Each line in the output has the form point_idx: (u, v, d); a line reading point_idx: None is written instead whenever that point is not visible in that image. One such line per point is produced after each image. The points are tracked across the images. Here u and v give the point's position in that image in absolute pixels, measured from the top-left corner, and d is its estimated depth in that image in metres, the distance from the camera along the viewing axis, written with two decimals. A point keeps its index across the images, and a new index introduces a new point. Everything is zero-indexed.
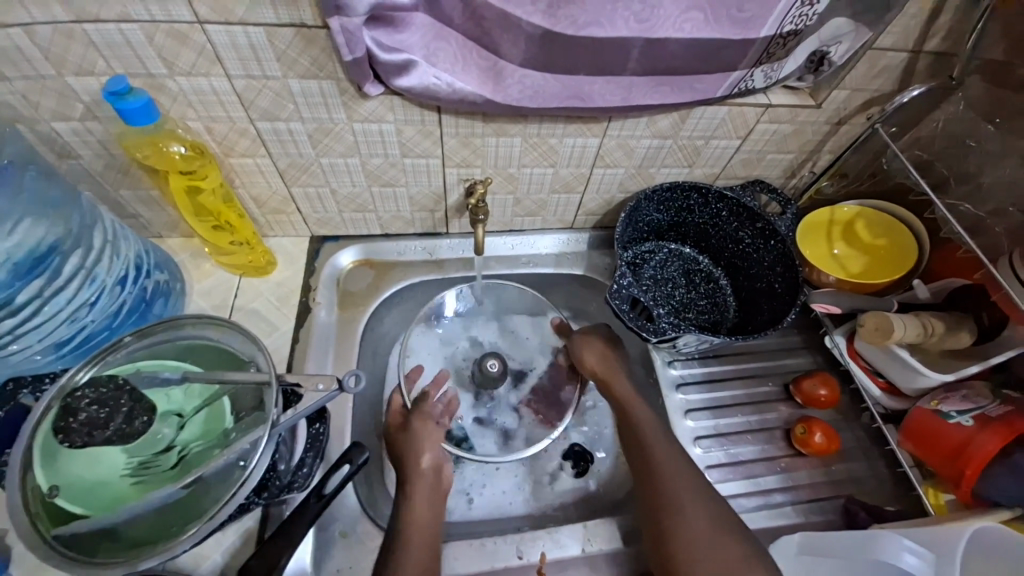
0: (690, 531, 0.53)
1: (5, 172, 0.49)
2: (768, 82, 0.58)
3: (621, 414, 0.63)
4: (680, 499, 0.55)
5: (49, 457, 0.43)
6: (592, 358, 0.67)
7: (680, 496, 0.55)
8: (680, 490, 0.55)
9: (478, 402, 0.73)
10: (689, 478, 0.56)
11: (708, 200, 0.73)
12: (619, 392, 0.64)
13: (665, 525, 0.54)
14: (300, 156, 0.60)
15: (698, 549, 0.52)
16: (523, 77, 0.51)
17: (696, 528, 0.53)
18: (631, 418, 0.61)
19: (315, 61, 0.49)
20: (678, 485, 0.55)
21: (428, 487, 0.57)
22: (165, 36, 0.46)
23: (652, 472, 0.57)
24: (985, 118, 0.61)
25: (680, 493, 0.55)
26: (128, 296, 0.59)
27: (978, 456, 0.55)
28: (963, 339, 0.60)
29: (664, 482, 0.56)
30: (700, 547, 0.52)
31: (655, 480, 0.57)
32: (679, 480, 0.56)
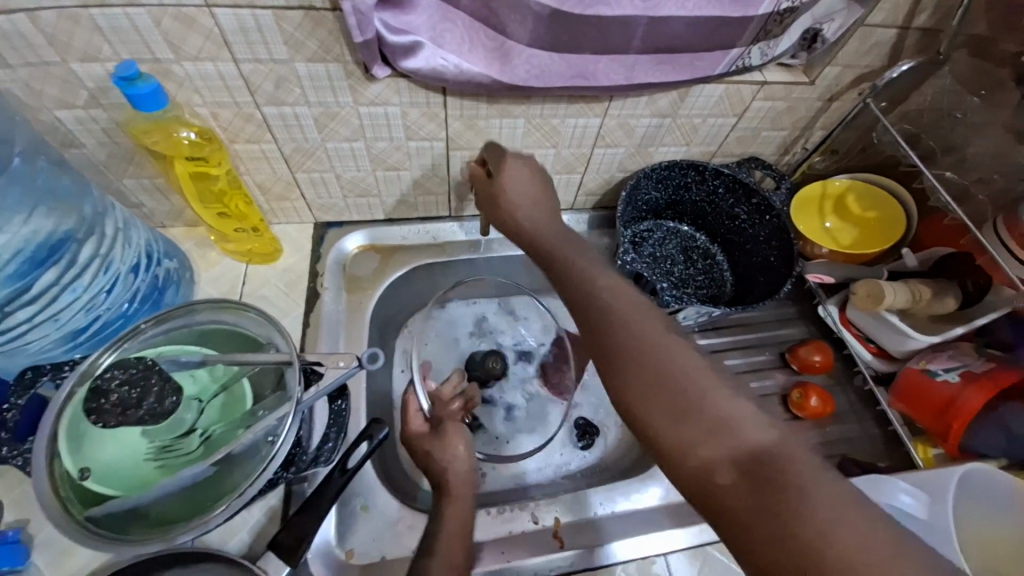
0: (642, 344, 0.41)
1: (18, 165, 0.50)
2: (764, 59, 0.60)
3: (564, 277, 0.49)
4: (640, 339, 0.41)
5: (77, 441, 0.45)
6: (525, 203, 0.56)
7: (645, 338, 0.41)
8: (645, 334, 0.41)
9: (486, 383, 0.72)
10: (656, 323, 0.42)
11: (705, 177, 0.75)
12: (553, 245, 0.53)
13: (623, 370, 0.40)
14: (305, 142, 0.61)
15: (656, 360, 0.39)
16: (530, 57, 0.52)
17: (666, 364, 0.39)
18: (567, 279, 0.48)
19: (322, 43, 0.50)
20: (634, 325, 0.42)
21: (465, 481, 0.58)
22: (172, 20, 0.46)
23: (601, 318, 0.43)
24: (971, 91, 0.64)
25: (642, 334, 0.41)
26: (141, 284, 0.60)
27: (964, 412, 0.59)
28: (948, 304, 0.63)
29: (605, 318, 0.43)
30: (657, 355, 0.40)
31: (605, 326, 0.43)
32: (637, 324, 0.42)
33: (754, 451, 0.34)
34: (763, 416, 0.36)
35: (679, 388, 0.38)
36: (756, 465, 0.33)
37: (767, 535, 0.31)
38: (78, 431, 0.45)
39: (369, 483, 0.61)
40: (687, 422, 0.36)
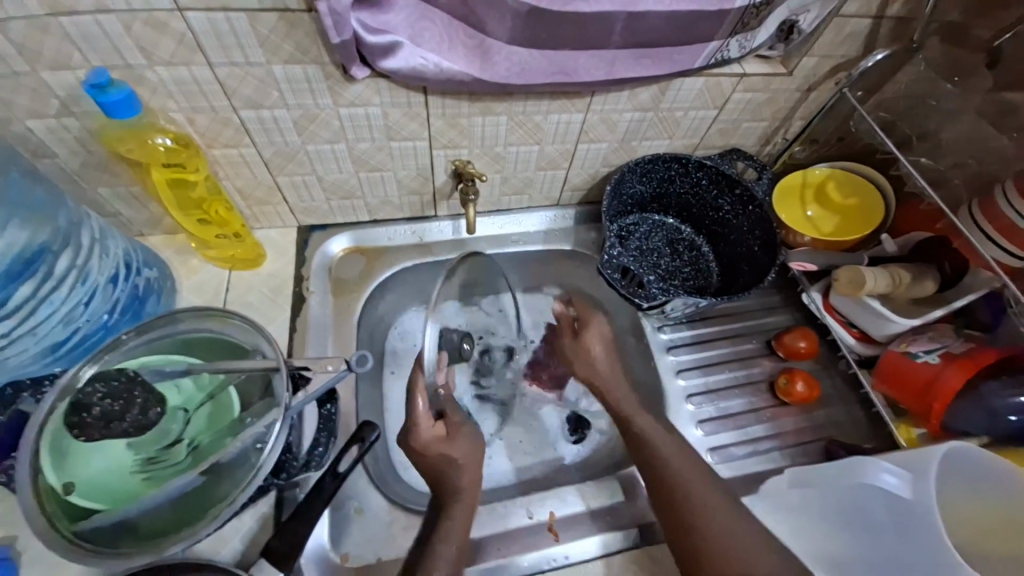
0: (713, 527, 0.52)
1: None
2: (743, 51, 0.60)
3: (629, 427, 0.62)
4: (710, 524, 0.53)
5: (60, 456, 0.44)
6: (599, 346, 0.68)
7: (702, 502, 0.54)
8: (701, 496, 0.54)
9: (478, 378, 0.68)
10: (715, 494, 0.55)
11: (688, 169, 0.75)
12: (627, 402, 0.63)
13: (704, 554, 0.52)
14: (285, 145, 0.60)
15: (728, 552, 0.51)
16: (510, 54, 0.51)
17: (729, 538, 0.52)
18: (637, 429, 0.61)
19: (299, 45, 0.49)
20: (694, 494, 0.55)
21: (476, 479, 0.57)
22: (143, 25, 0.45)
23: (673, 497, 0.55)
24: (944, 78, 0.65)
25: (700, 499, 0.54)
26: (120, 294, 0.58)
27: (944, 391, 0.60)
28: (926, 287, 0.65)
29: (677, 492, 0.55)
30: (729, 549, 0.51)
31: (667, 486, 0.56)
32: (698, 491, 0.55)
33: None
34: None
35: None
36: None
37: None
38: (60, 445, 0.44)
39: (363, 486, 0.61)
40: None
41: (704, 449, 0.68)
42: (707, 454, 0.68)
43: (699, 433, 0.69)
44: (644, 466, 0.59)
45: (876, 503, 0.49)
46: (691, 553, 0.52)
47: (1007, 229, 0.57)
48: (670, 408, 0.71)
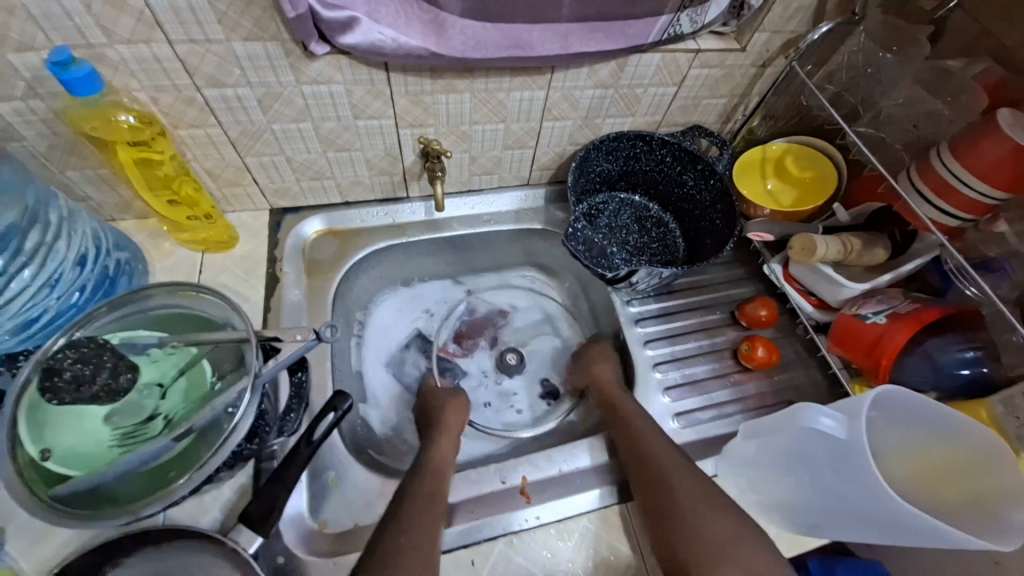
0: (654, 445, 0.60)
1: None
2: (695, 27, 0.62)
3: (618, 413, 0.65)
4: (654, 443, 0.60)
5: (37, 428, 0.46)
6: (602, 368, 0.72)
7: (640, 425, 0.63)
8: (644, 426, 0.62)
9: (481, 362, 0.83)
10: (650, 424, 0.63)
11: (652, 146, 0.78)
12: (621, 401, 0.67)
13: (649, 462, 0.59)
14: (250, 124, 0.61)
15: (667, 463, 0.58)
16: (465, 28, 0.53)
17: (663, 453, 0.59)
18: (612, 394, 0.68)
19: (257, 22, 0.50)
20: (658, 457, 0.59)
21: (444, 459, 0.61)
22: (101, 3, 0.46)
23: (629, 426, 0.63)
24: (884, 48, 0.68)
25: (646, 430, 0.62)
26: (90, 275, 0.59)
27: (889, 348, 0.63)
28: (878, 254, 0.68)
29: (631, 420, 0.64)
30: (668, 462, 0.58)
31: (639, 454, 0.60)
32: (641, 421, 0.63)
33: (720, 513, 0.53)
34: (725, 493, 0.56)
35: (683, 480, 0.56)
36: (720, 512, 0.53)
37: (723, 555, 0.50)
38: (38, 417, 0.47)
39: (339, 456, 0.64)
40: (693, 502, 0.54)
41: (671, 414, 0.71)
42: (673, 419, 0.70)
43: (666, 399, 0.72)
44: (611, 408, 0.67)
45: (818, 444, 0.52)
46: (642, 464, 0.59)
47: (941, 189, 0.60)
48: (638, 376, 0.74)
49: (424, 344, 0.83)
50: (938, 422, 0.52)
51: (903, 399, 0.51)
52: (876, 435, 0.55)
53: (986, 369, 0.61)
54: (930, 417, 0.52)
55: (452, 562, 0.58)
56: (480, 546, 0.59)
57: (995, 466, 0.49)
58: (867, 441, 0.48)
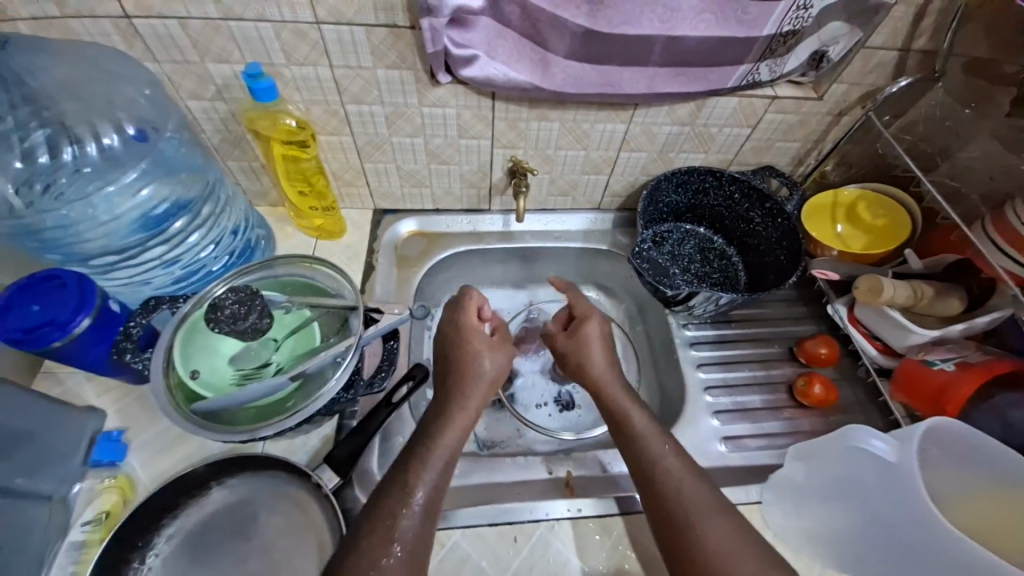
0: (628, 417, 0.60)
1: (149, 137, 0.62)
2: (773, 75, 0.68)
3: (594, 386, 0.65)
4: (627, 416, 0.60)
5: (185, 356, 0.58)
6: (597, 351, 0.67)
7: (613, 399, 0.62)
8: (616, 399, 0.62)
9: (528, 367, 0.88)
10: (623, 393, 0.63)
11: (722, 182, 0.83)
12: (602, 375, 0.65)
13: (631, 437, 0.59)
14: (375, 136, 0.73)
15: (642, 437, 0.58)
16: (566, 67, 0.62)
17: (643, 427, 0.59)
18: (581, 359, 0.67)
19: (400, 54, 0.62)
20: (642, 428, 0.59)
21: (443, 456, 0.55)
22: (289, 34, 0.59)
23: (603, 399, 0.63)
24: (962, 104, 0.70)
25: (620, 404, 0.62)
26: (238, 243, 0.73)
27: (955, 399, 0.63)
28: (951, 304, 0.68)
29: (605, 392, 0.63)
30: (645, 436, 0.58)
31: (621, 428, 0.60)
32: (610, 393, 0.63)
33: (691, 493, 0.53)
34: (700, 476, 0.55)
35: (659, 458, 0.56)
36: (696, 493, 0.53)
37: (691, 535, 0.50)
38: (186, 344, 0.58)
39: (408, 425, 0.71)
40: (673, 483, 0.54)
41: (719, 437, 0.73)
42: (720, 443, 0.72)
43: (715, 422, 0.74)
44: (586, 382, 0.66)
45: (870, 472, 0.52)
46: (626, 439, 0.59)
47: (1014, 238, 0.60)
48: (690, 397, 0.76)
49: None
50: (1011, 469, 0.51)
51: (965, 437, 0.52)
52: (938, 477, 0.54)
53: None
54: (1003, 461, 0.51)
55: (497, 536, 0.63)
56: (517, 526, 0.63)
57: None
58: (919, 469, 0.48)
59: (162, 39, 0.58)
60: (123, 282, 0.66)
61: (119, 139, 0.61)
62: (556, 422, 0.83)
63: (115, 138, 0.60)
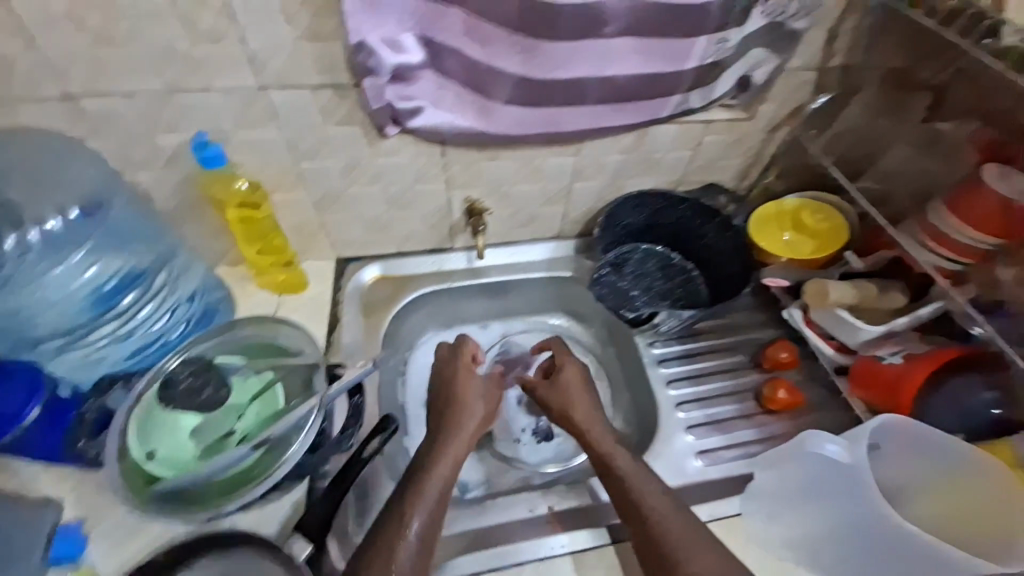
0: (611, 454, 0.63)
1: (95, 216, 0.63)
2: (705, 102, 0.70)
3: (576, 426, 0.68)
4: (608, 454, 0.64)
5: (144, 435, 0.57)
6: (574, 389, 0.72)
7: (597, 437, 0.66)
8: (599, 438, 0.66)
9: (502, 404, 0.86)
10: (606, 433, 0.66)
11: (673, 203, 0.86)
12: (583, 414, 0.69)
13: (614, 474, 0.62)
14: (331, 189, 0.74)
15: (626, 475, 0.61)
16: (510, 112, 0.64)
17: (624, 465, 0.62)
18: (564, 401, 0.71)
19: (348, 111, 0.64)
20: (625, 465, 0.62)
21: (436, 490, 0.58)
22: (236, 100, 0.60)
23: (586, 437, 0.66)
24: (877, 116, 0.77)
25: (603, 442, 0.65)
26: (195, 310, 0.70)
27: (908, 388, 0.66)
28: (893, 299, 0.72)
29: (589, 432, 0.67)
30: (627, 473, 0.61)
31: (604, 465, 0.63)
32: (595, 432, 0.66)
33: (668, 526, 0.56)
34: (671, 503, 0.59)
35: (638, 493, 0.59)
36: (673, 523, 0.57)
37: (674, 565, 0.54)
38: (144, 423, 0.58)
39: (383, 476, 0.70)
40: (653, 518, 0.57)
41: (694, 452, 0.74)
42: (696, 458, 0.73)
43: (690, 437, 0.75)
44: (568, 422, 0.69)
45: (833, 474, 0.56)
46: (612, 478, 0.62)
47: (939, 237, 0.66)
48: (663, 415, 0.77)
49: None
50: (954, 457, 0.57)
51: (915, 431, 0.57)
52: (886, 467, 0.60)
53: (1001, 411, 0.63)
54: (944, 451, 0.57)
55: None
56: (506, 570, 0.63)
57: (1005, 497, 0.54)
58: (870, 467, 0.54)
59: (109, 116, 0.59)
60: (75, 364, 0.63)
61: (62, 222, 0.62)
62: (536, 456, 0.82)
63: (58, 221, 0.61)
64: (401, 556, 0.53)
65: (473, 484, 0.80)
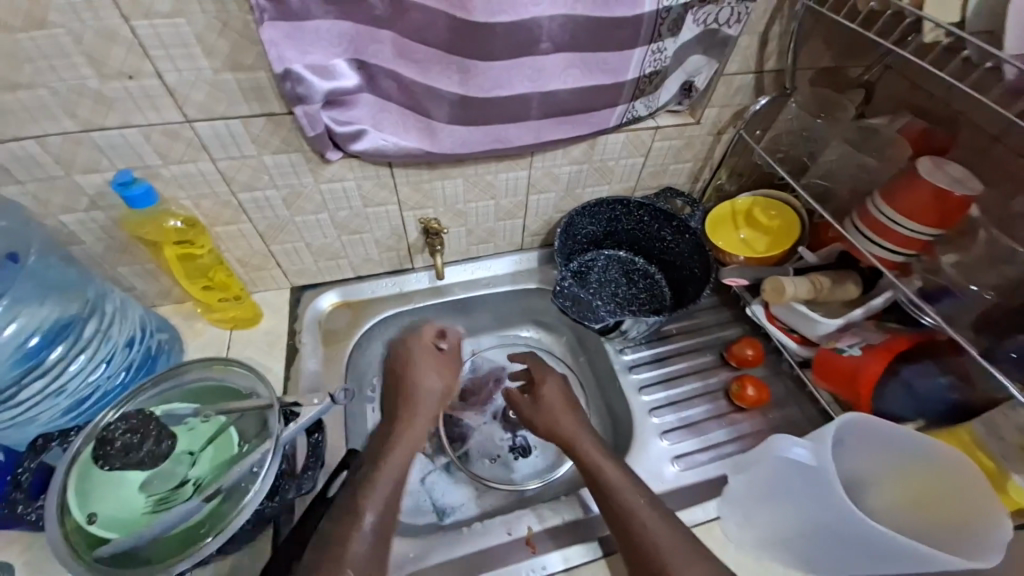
0: (596, 464, 0.63)
1: (10, 267, 0.57)
2: (650, 109, 0.72)
3: (560, 436, 0.68)
4: (593, 464, 0.64)
5: (83, 498, 0.52)
6: (557, 395, 0.73)
7: (584, 445, 0.66)
8: (585, 446, 0.65)
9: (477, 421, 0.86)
10: (591, 441, 0.66)
11: (630, 209, 0.86)
12: (564, 419, 0.70)
13: (602, 482, 0.61)
14: (277, 219, 0.71)
15: (612, 485, 0.61)
16: (453, 131, 0.63)
17: (609, 474, 0.62)
18: (548, 410, 0.71)
19: (284, 139, 0.61)
20: (611, 474, 0.62)
21: (389, 481, 0.57)
22: (160, 135, 0.57)
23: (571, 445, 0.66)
24: (814, 115, 0.77)
25: (588, 451, 0.65)
26: (135, 355, 0.67)
27: (866, 379, 0.68)
28: (849, 289, 0.74)
29: (574, 441, 0.67)
30: (613, 482, 0.61)
31: (591, 473, 0.63)
32: (581, 441, 0.66)
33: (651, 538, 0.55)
34: (657, 513, 0.58)
35: (624, 503, 0.59)
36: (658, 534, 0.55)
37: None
38: (83, 485, 0.52)
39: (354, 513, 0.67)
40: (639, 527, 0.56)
41: (670, 458, 0.73)
42: (672, 463, 0.73)
43: (665, 443, 0.75)
44: (551, 433, 0.69)
45: (792, 475, 0.57)
46: (598, 486, 0.62)
47: (883, 230, 0.66)
48: (637, 422, 0.77)
49: None
50: (913, 448, 0.58)
51: (874, 424, 0.58)
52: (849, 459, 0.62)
53: (958, 395, 0.65)
54: (905, 444, 0.59)
55: None
56: None
57: (958, 484, 0.56)
58: (834, 467, 0.53)
59: (20, 160, 0.55)
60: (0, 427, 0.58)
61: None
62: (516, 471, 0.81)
63: None
64: (355, 548, 0.51)
65: (453, 507, 0.77)
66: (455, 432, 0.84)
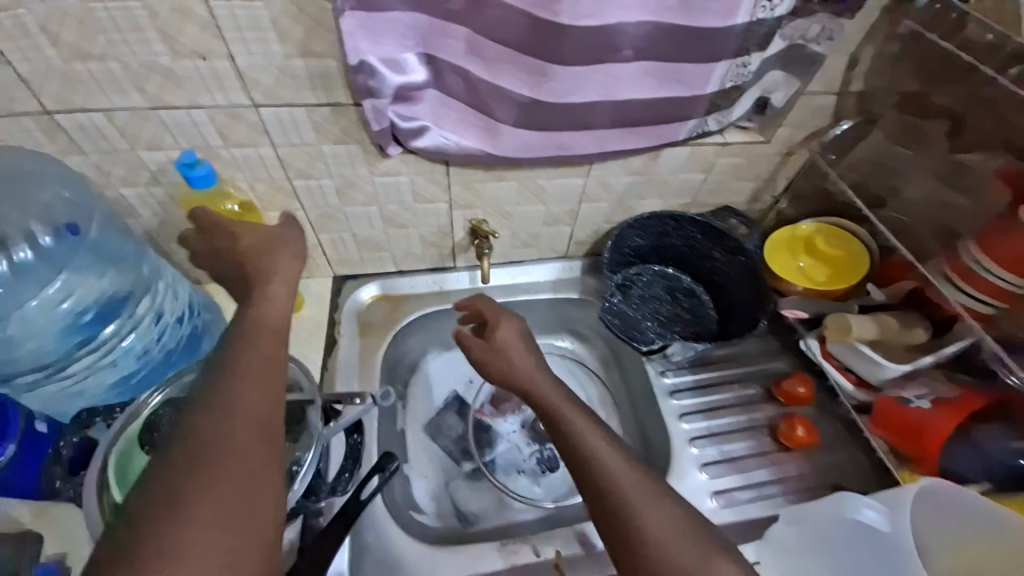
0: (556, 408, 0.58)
1: (70, 240, 0.58)
2: (721, 125, 0.67)
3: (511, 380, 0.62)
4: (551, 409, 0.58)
5: (125, 478, 0.53)
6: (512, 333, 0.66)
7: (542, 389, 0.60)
8: (543, 391, 0.60)
9: (503, 429, 0.84)
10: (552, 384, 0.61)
11: (682, 225, 0.82)
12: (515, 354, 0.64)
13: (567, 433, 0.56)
14: (327, 208, 0.71)
15: (579, 436, 0.55)
16: (517, 135, 0.61)
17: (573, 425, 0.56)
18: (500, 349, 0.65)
19: (345, 129, 0.60)
20: (574, 424, 0.56)
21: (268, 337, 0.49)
22: (224, 117, 0.57)
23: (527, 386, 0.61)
24: (900, 143, 0.72)
25: (545, 395, 0.59)
26: (184, 334, 0.66)
27: (936, 436, 0.64)
28: (918, 333, 0.70)
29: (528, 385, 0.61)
30: (581, 434, 0.55)
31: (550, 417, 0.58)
32: (539, 383, 0.61)
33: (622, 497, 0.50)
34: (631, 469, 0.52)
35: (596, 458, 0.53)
36: (636, 492, 0.50)
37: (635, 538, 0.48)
38: (125, 467, 0.53)
39: (382, 515, 0.67)
40: (613, 483, 0.51)
41: (709, 492, 0.71)
42: (710, 498, 0.70)
43: (703, 476, 0.72)
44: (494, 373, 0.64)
45: (858, 537, 0.56)
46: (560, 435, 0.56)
47: (970, 278, 0.63)
48: (675, 451, 0.74)
49: (459, 411, 0.85)
50: (992, 522, 0.53)
51: (950, 492, 0.54)
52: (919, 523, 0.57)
53: None
54: (985, 517, 0.54)
55: None
56: None
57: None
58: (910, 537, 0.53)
59: (89, 132, 0.56)
60: (52, 395, 0.60)
61: (33, 251, 0.57)
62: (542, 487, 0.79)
63: (28, 252, 0.57)
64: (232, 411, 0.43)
65: (475, 514, 0.76)
66: (484, 439, 0.83)
